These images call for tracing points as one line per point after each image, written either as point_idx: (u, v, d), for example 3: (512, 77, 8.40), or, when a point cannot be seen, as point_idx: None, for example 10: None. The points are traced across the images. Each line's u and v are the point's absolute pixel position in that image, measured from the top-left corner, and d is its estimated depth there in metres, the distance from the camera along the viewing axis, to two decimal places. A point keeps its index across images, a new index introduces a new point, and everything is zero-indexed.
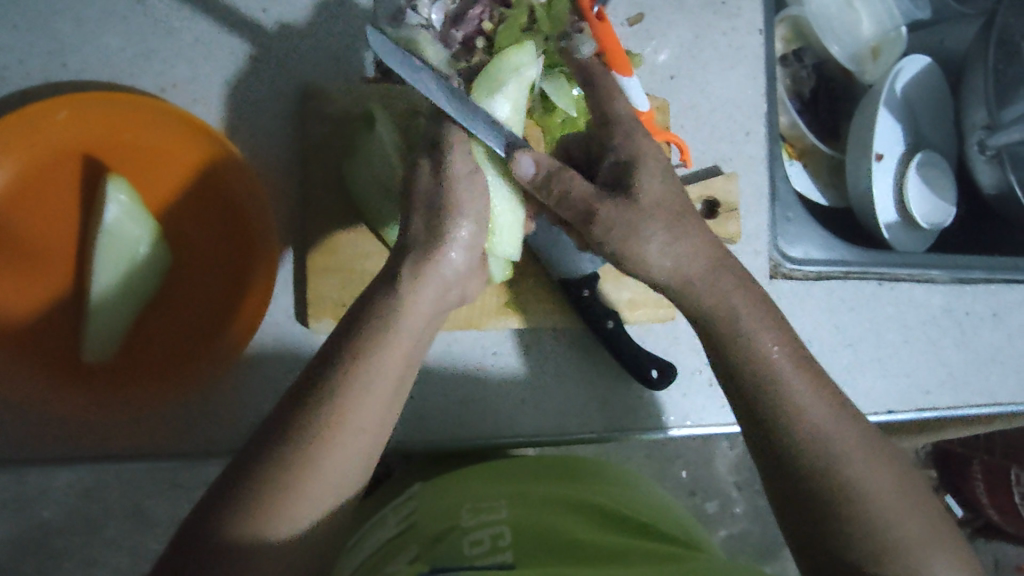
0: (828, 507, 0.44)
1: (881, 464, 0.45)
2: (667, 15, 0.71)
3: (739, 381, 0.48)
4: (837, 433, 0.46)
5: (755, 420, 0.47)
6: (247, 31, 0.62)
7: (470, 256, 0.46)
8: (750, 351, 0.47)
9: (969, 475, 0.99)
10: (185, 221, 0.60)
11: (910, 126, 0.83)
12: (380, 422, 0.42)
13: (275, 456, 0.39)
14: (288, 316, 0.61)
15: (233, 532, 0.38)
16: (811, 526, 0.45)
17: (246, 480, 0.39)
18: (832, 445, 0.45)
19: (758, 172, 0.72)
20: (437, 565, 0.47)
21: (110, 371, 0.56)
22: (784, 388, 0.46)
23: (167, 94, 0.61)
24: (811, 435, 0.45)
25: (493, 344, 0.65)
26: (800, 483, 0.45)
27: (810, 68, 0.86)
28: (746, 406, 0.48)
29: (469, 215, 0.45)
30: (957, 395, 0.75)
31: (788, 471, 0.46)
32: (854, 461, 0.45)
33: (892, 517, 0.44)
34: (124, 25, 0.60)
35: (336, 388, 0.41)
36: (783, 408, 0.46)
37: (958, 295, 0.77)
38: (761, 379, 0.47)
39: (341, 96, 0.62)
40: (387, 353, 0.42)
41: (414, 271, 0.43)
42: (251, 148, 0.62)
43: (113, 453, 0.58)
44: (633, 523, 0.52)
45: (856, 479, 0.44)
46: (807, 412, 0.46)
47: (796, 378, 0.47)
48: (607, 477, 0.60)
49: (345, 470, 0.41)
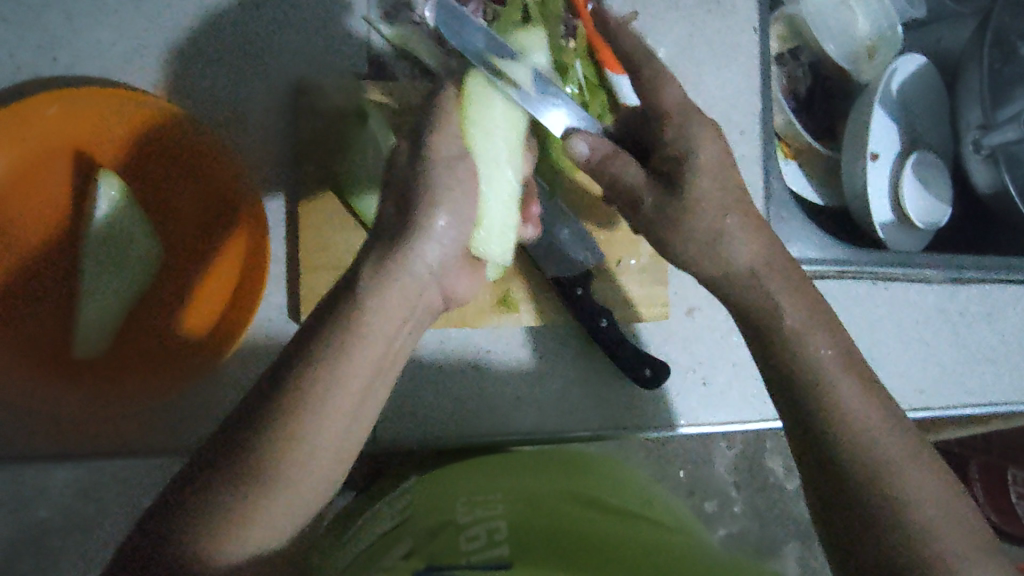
0: (864, 499, 0.45)
1: (925, 461, 0.46)
2: (661, 13, 0.71)
3: (786, 378, 0.51)
4: (874, 430, 0.47)
5: (794, 417, 0.50)
6: (239, 26, 0.62)
7: (446, 253, 0.47)
8: (796, 351, 0.51)
9: (967, 476, 0.99)
10: (175, 215, 0.60)
11: (905, 125, 0.83)
12: (348, 430, 0.42)
13: (230, 466, 0.39)
14: (280, 313, 0.61)
15: (194, 543, 0.38)
16: (852, 522, 0.45)
17: (204, 490, 0.39)
18: (875, 434, 0.47)
19: (751, 171, 0.72)
20: (434, 563, 0.47)
21: (101, 369, 0.55)
22: (827, 383, 0.49)
23: (159, 90, 0.60)
24: (847, 424, 0.48)
25: (487, 340, 0.65)
26: (832, 470, 0.47)
27: (805, 65, 0.86)
28: (789, 400, 0.51)
29: (444, 206, 0.46)
30: (952, 395, 0.75)
31: (819, 457, 0.48)
32: (898, 459, 0.46)
33: (928, 505, 0.44)
34: (116, 20, 0.60)
35: (296, 397, 0.40)
36: (829, 406, 0.48)
37: (952, 295, 0.77)
38: (805, 364, 0.50)
39: (335, 94, 0.62)
40: (353, 361, 0.41)
41: (377, 270, 0.44)
42: (240, 144, 0.61)
43: (106, 448, 0.58)
44: (633, 517, 0.53)
45: (894, 469, 0.46)
46: (846, 410, 0.48)
47: (842, 372, 0.50)
48: (607, 475, 0.59)
49: (310, 479, 0.40)
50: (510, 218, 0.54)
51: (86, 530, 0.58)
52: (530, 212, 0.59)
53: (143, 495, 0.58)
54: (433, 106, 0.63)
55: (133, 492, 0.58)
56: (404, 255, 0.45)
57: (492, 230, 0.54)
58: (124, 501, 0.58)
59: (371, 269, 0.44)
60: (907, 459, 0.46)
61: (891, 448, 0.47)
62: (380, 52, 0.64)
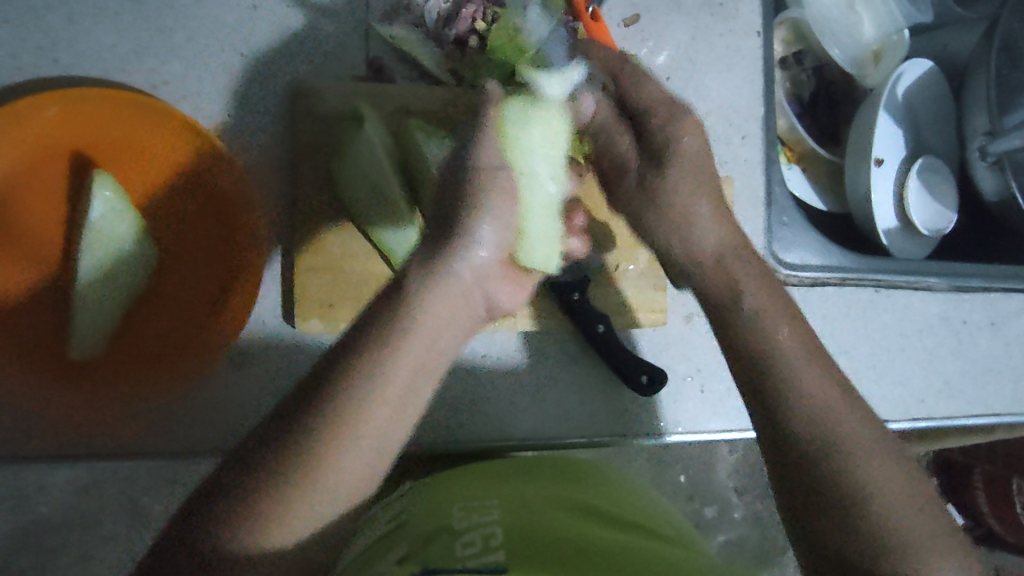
0: (839, 495, 0.44)
1: (887, 455, 0.45)
2: (663, 17, 0.70)
3: (760, 380, 0.49)
4: (836, 416, 0.46)
5: (760, 410, 0.49)
6: (241, 29, 0.61)
7: (490, 260, 0.46)
8: (761, 341, 0.50)
9: (971, 484, 0.98)
10: (171, 217, 0.59)
11: (911, 131, 0.82)
12: (391, 427, 0.41)
13: (277, 453, 0.39)
14: (276, 316, 0.61)
15: (233, 525, 0.37)
16: (826, 519, 0.44)
17: (250, 473, 0.38)
18: (834, 424, 0.46)
19: (753, 176, 0.71)
20: (429, 566, 0.46)
21: (96, 370, 0.55)
22: (789, 375, 0.48)
23: (158, 91, 0.60)
24: (823, 423, 0.46)
25: (484, 346, 0.64)
26: (805, 471, 0.46)
27: (809, 71, 0.86)
28: (762, 403, 0.49)
29: (489, 214, 0.45)
30: (954, 405, 0.74)
31: (792, 460, 0.47)
32: (860, 456, 0.45)
33: (907, 508, 0.43)
34: (115, 21, 0.60)
35: (346, 389, 0.40)
36: (794, 396, 0.47)
37: (956, 304, 0.76)
38: (777, 365, 0.49)
39: (332, 95, 0.61)
40: (398, 357, 0.41)
41: (425, 265, 0.44)
42: (238, 145, 0.61)
43: (102, 449, 0.58)
44: (633, 527, 0.52)
45: (870, 471, 0.44)
46: (810, 401, 0.47)
47: (814, 371, 0.48)
48: (605, 481, 0.59)
49: (351, 475, 0.40)
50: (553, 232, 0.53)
51: (88, 527, 0.58)
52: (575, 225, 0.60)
53: (144, 493, 0.58)
54: (430, 109, 0.62)
55: (133, 490, 0.58)
56: (450, 254, 0.44)
57: (535, 241, 0.52)
58: (124, 499, 0.58)
59: (420, 264, 0.44)
60: (882, 459, 0.45)
61: (867, 451, 0.45)
62: (381, 55, 0.64)
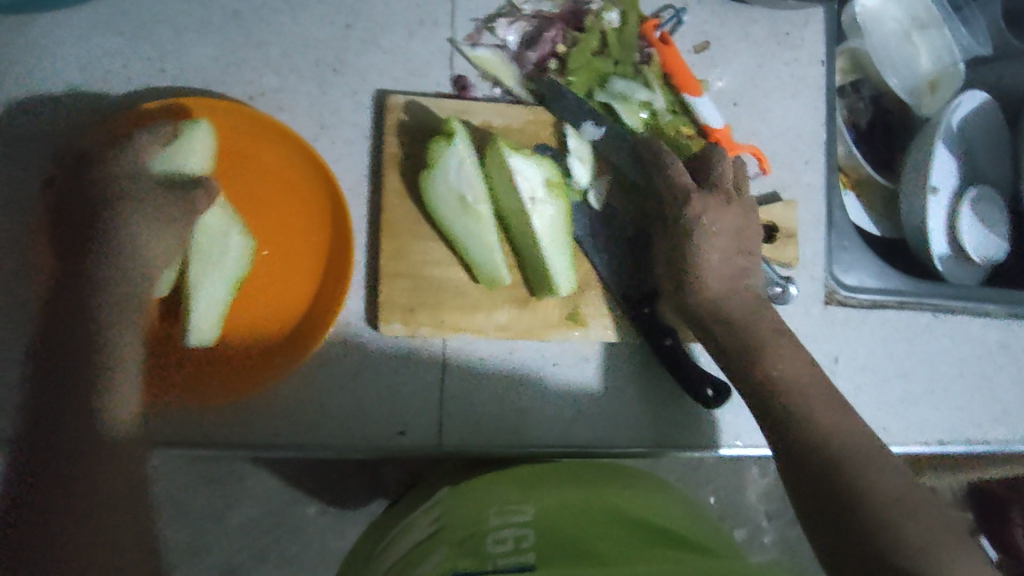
0: (864, 519, 0.50)
1: (903, 484, 0.52)
2: (731, 44, 0.73)
3: (780, 426, 0.57)
4: (863, 456, 0.54)
5: (791, 445, 0.56)
6: (333, 45, 0.65)
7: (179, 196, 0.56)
8: (791, 391, 0.58)
9: (1007, 517, 0.98)
10: (268, 220, 0.62)
11: (967, 161, 0.84)
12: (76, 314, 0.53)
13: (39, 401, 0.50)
14: (357, 319, 0.62)
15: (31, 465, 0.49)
16: (860, 534, 0.50)
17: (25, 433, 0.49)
18: (855, 455, 0.54)
19: (815, 200, 0.73)
20: (461, 569, 0.48)
21: (200, 362, 0.58)
22: (812, 414, 0.57)
23: (255, 102, 0.64)
24: (842, 457, 0.54)
25: (556, 354, 0.66)
26: (833, 514, 0.52)
27: (866, 99, 0.89)
28: (785, 446, 0.56)
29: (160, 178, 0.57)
30: (1009, 430, 0.75)
31: (814, 496, 0.53)
32: (878, 485, 0.52)
33: (930, 546, 0.48)
34: (219, 36, 0.63)
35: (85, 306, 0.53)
36: (821, 434, 0.55)
37: (1012, 331, 0.77)
38: (796, 416, 0.57)
39: (422, 111, 0.65)
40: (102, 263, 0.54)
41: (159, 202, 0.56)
42: (329, 155, 0.64)
43: (205, 438, 0.59)
44: (672, 539, 0.51)
45: (879, 503, 0.51)
46: (845, 440, 0.55)
47: (819, 418, 0.56)
48: (643, 485, 0.59)
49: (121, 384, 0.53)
50: (495, 246, 0.62)
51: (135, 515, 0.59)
52: (632, 243, 0.66)
53: (183, 493, 0.60)
54: (516, 125, 0.66)
55: (174, 484, 0.60)
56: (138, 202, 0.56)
57: (483, 255, 0.62)
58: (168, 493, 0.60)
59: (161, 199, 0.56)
60: (890, 494, 0.52)
61: (882, 479, 0.53)
62: (464, 73, 0.67)
